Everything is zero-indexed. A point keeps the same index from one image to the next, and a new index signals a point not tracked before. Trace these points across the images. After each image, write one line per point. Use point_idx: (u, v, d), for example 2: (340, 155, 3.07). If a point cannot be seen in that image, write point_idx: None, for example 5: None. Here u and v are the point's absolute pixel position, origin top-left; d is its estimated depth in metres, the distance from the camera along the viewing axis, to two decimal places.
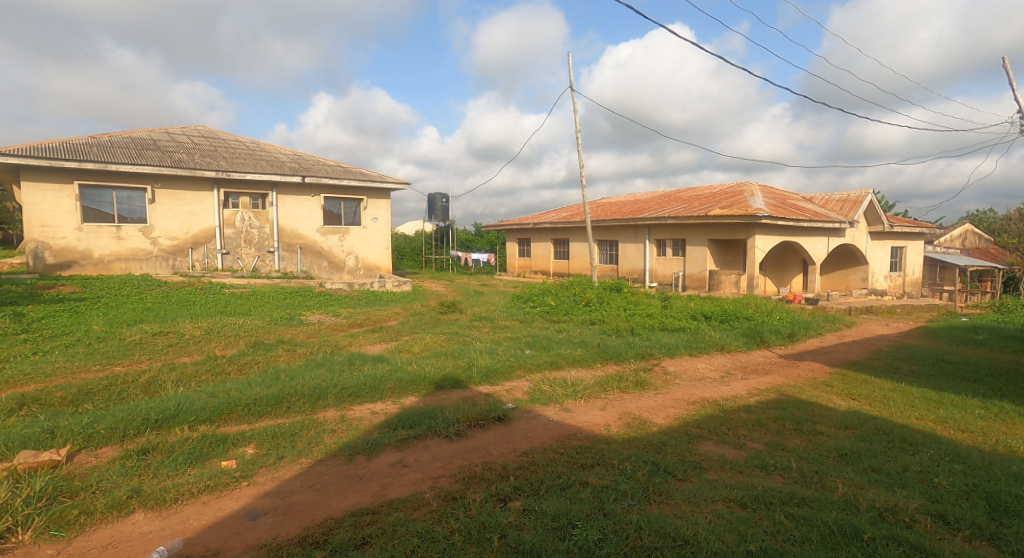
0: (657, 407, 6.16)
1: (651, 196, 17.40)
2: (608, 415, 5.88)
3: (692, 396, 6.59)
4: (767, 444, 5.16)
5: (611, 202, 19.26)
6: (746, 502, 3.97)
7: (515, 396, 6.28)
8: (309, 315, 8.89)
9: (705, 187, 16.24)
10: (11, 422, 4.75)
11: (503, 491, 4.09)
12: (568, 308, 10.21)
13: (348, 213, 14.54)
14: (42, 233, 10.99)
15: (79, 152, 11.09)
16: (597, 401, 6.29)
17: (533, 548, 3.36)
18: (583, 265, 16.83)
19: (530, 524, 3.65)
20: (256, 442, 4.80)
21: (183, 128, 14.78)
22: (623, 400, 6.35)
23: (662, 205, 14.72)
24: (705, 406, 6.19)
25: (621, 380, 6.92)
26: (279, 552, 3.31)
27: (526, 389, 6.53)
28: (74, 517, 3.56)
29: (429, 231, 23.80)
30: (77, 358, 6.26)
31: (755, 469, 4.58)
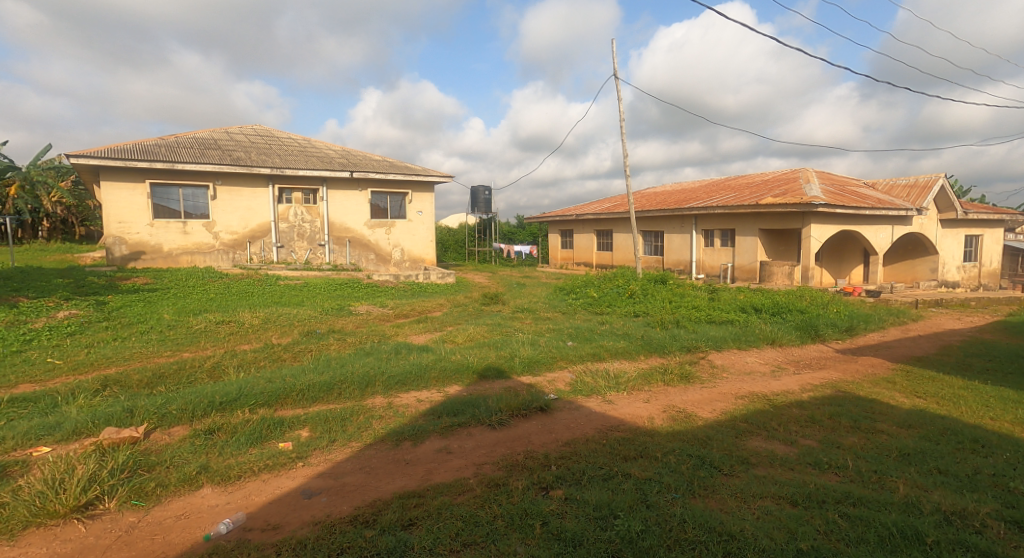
0: (703, 400, 6.07)
1: (698, 185, 16.95)
2: (651, 407, 5.84)
3: (741, 390, 6.44)
4: (821, 441, 5.00)
5: (657, 191, 18.84)
6: (798, 499, 3.88)
7: (557, 386, 6.35)
8: (358, 306, 9.25)
9: (757, 174, 15.64)
10: (96, 401, 5.23)
11: (545, 479, 4.17)
12: (611, 300, 10.13)
13: (394, 206, 14.92)
14: (120, 229, 11.89)
15: (150, 152, 11.89)
16: (641, 393, 6.26)
17: (575, 536, 3.44)
18: (627, 256, 16.62)
19: (572, 513, 3.71)
20: (310, 425, 5.09)
21: (241, 127, 15.54)
22: (668, 393, 6.29)
23: (711, 194, 14.28)
24: (754, 401, 6.05)
25: (666, 372, 6.84)
26: (333, 529, 3.52)
27: (569, 380, 6.56)
28: (152, 489, 3.91)
29: (474, 222, 24.02)
30: (151, 344, 6.80)
31: (807, 466, 4.46)
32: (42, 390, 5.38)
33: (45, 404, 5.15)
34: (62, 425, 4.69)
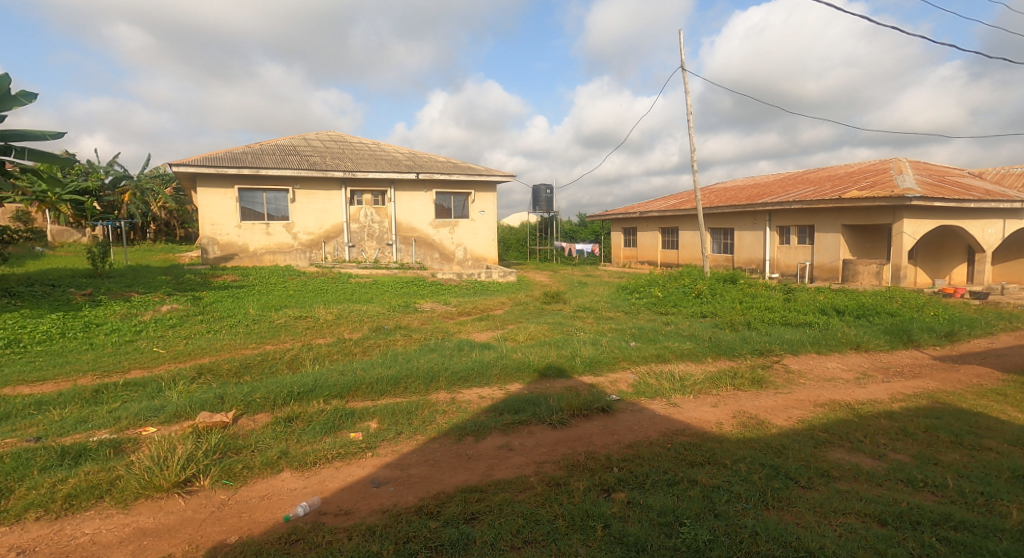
0: (778, 407, 5.74)
1: (773, 179, 16.05)
2: (720, 412, 5.60)
3: (821, 397, 6.03)
4: (914, 456, 4.58)
5: (728, 186, 18.06)
6: (887, 519, 3.59)
7: (619, 387, 6.23)
8: (423, 303, 9.55)
9: (840, 166, 14.58)
10: (193, 387, 5.77)
11: (607, 481, 4.11)
12: (676, 299, 9.82)
13: (458, 206, 15.27)
14: (213, 230, 12.95)
15: (238, 160, 12.89)
16: (709, 397, 6.01)
17: (638, 541, 3.37)
18: (694, 255, 16.05)
19: (635, 517, 3.64)
20: (379, 417, 5.32)
21: (317, 133, 16.47)
22: (737, 398, 6.00)
23: (787, 188, 13.46)
24: (836, 410, 5.63)
25: (736, 376, 6.52)
26: (399, 517, 3.66)
27: (632, 381, 6.43)
28: (239, 470, 4.24)
29: (536, 221, 24.03)
30: (239, 336, 7.39)
31: (898, 483, 4.10)
32: (147, 376, 5.98)
33: (150, 388, 5.72)
34: (165, 408, 5.17)
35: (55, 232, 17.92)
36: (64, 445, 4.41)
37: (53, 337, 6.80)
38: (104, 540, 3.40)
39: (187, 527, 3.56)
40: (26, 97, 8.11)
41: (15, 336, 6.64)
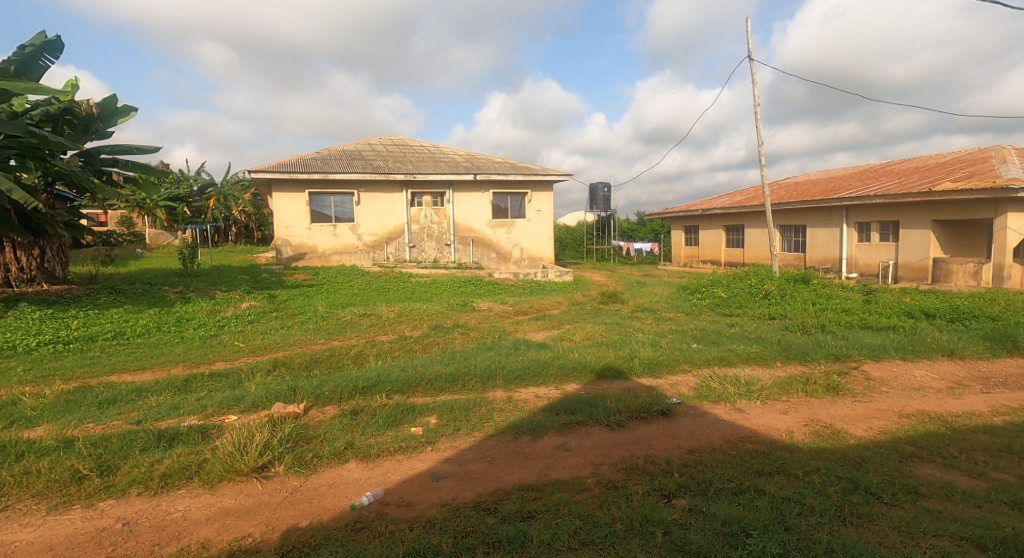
0: (856, 417, 5.06)
1: (852, 171, 14.95)
2: (790, 420, 4.87)
3: (906, 407, 5.39)
4: (1023, 477, 3.98)
5: (799, 181, 17.06)
6: (987, 544, 3.06)
7: (680, 390, 5.60)
8: (480, 302, 9.69)
9: (931, 156, 13.37)
10: (269, 378, 6.03)
11: (668, 486, 3.56)
12: (741, 300, 9.39)
13: (514, 206, 15.37)
14: (286, 233, 13.73)
15: (307, 166, 13.60)
16: (778, 404, 5.31)
17: (702, 551, 2.95)
18: (760, 254, 15.31)
19: (698, 525, 3.17)
20: (438, 413, 4.85)
21: (379, 138, 17.08)
22: (809, 405, 5.31)
23: (866, 181, 12.50)
24: (925, 422, 4.99)
25: (807, 382, 5.83)
26: (457, 513, 3.29)
27: (693, 385, 5.78)
28: (310, 458, 3.92)
29: (593, 220, 23.68)
30: (309, 332, 7.82)
31: (1001, 506, 3.49)
32: (230, 366, 6.35)
33: (232, 379, 5.93)
34: (246, 399, 5.12)
35: (150, 235, 19.58)
36: (162, 428, 4.24)
37: (150, 330, 7.39)
38: (193, 517, 3.25)
39: (264, 509, 3.34)
40: (128, 110, 8.97)
41: (119, 328, 7.26)
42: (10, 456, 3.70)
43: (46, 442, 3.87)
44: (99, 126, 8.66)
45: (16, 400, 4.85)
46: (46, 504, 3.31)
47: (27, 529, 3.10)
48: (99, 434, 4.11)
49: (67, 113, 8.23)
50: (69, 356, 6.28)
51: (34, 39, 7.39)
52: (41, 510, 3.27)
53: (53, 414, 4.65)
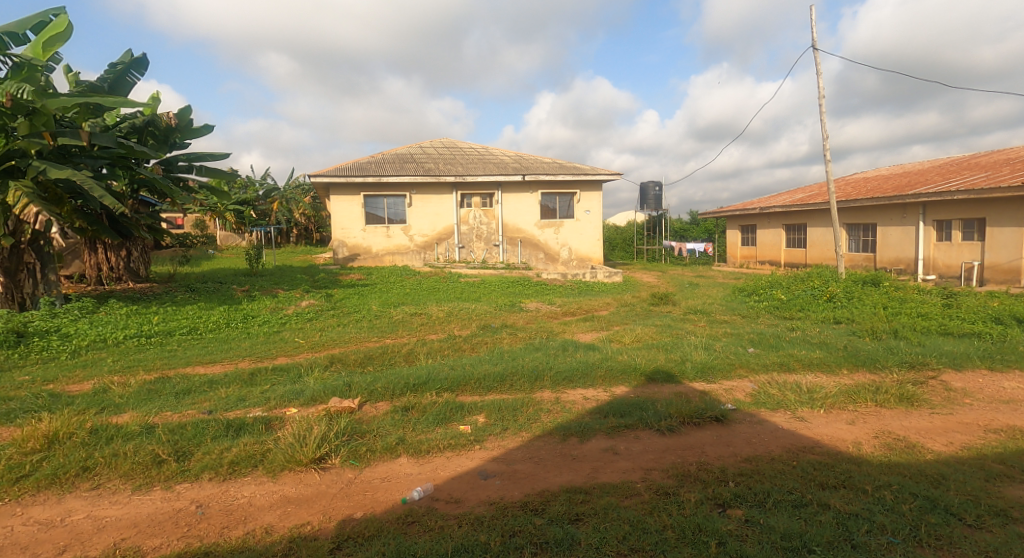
0: (935, 430, 4.43)
1: (928, 166, 13.96)
2: (858, 431, 4.39)
3: (994, 422, 4.65)
4: None
5: (868, 176, 16.10)
6: None
7: (735, 396, 5.19)
8: (528, 303, 9.69)
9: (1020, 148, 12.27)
10: (326, 373, 6.24)
11: (722, 495, 3.39)
12: (802, 303, 8.94)
13: (563, 206, 15.27)
14: (342, 234, 14.21)
15: (363, 169, 14.03)
16: (844, 414, 4.75)
17: None
18: (824, 254, 14.61)
19: (755, 537, 3.00)
20: (486, 412, 4.87)
21: (431, 141, 17.41)
22: (880, 416, 4.71)
23: (945, 176, 11.66)
24: (1017, 439, 4.28)
25: (877, 391, 5.17)
26: (504, 512, 3.29)
27: (749, 391, 5.37)
28: (364, 452, 3.99)
29: (643, 220, 23.25)
30: (363, 330, 8.05)
31: None
32: (291, 362, 6.59)
33: (293, 373, 6.19)
34: (304, 392, 5.30)
35: (222, 236, 20.49)
36: (229, 418, 4.42)
37: (221, 326, 7.83)
38: (258, 503, 3.35)
39: (322, 499, 3.42)
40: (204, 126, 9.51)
41: (193, 324, 7.72)
42: (99, 438, 3.92)
43: (131, 427, 4.09)
44: (178, 139, 9.12)
45: (105, 388, 5.23)
46: (131, 484, 3.48)
47: (115, 506, 3.26)
48: (175, 423, 4.32)
49: (150, 126, 8.82)
50: (151, 349, 6.71)
51: (124, 55, 8.08)
52: (126, 489, 3.43)
53: (137, 402, 4.96)
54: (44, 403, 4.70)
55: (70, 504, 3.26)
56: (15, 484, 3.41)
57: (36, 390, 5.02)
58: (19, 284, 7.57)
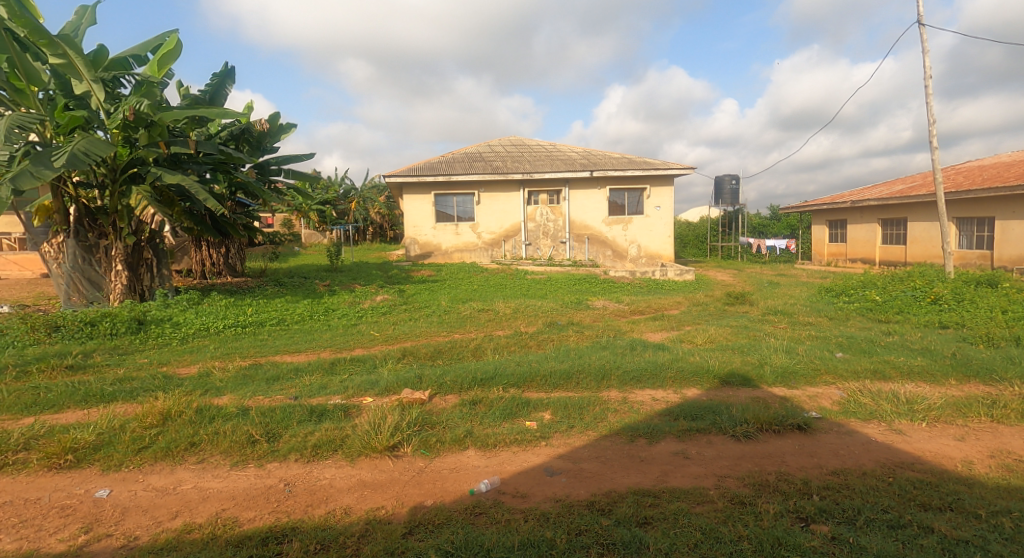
0: None
1: None
2: (969, 448, 3.98)
3: None
4: None
5: (980, 165, 14.62)
6: None
7: (820, 404, 4.87)
8: (595, 301, 9.55)
9: None
10: (398, 365, 6.42)
11: (805, 508, 3.18)
12: (900, 305, 8.24)
13: (632, 202, 14.94)
14: (414, 232, 14.59)
15: (433, 169, 14.35)
16: (951, 428, 4.33)
17: None
18: (928, 251, 13.46)
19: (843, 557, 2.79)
20: (552, 409, 4.83)
21: (499, 140, 17.55)
22: (995, 433, 4.24)
23: None
24: None
25: (993, 405, 4.67)
26: (570, 510, 3.25)
27: (837, 398, 5.02)
28: (434, 442, 4.07)
29: (717, 216, 22.37)
30: (433, 325, 8.22)
31: None
32: (367, 353, 6.82)
33: (368, 364, 6.42)
34: (379, 383, 5.47)
35: (305, 234, 21.60)
36: (312, 405, 4.64)
37: (304, 318, 8.25)
38: (338, 485, 3.49)
39: (395, 485, 3.51)
40: (291, 127, 10.09)
41: (281, 315, 8.19)
42: (203, 417, 4.22)
43: (228, 408, 4.39)
44: (268, 143, 9.82)
45: (208, 372, 5.65)
46: (229, 460, 3.73)
47: (216, 479, 3.51)
48: (266, 406, 4.59)
49: (245, 133, 9.44)
50: (245, 338, 7.17)
51: (221, 73, 8.73)
52: (226, 465, 3.67)
53: (234, 386, 5.31)
54: (159, 384, 5.13)
55: (181, 474, 3.53)
56: (137, 454, 3.73)
57: (152, 372, 5.51)
58: (140, 278, 8.28)
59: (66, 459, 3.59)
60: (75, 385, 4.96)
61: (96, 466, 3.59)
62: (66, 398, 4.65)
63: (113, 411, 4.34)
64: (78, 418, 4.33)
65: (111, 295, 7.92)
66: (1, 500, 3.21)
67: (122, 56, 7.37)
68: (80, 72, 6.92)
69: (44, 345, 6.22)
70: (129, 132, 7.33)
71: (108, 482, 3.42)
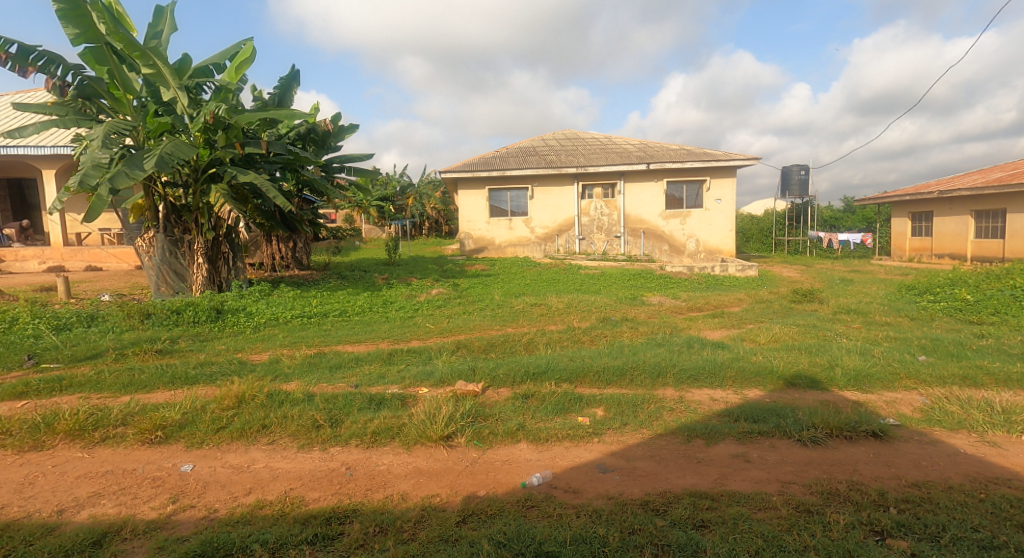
0: None
1: None
2: None
3: None
4: None
5: None
6: None
7: (899, 410, 4.55)
8: (650, 296, 9.34)
9: None
10: (452, 357, 6.50)
11: (880, 521, 2.98)
12: (995, 306, 7.60)
13: (691, 195, 14.49)
14: (468, 227, 14.74)
15: (488, 164, 14.42)
16: None
17: None
18: None
19: None
20: (605, 405, 4.74)
21: (553, 134, 17.42)
22: None
23: None
24: None
25: None
26: (623, 508, 3.18)
27: (919, 405, 4.67)
28: (487, 434, 4.08)
29: (783, 209, 21.38)
30: (486, 319, 8.27)
31: None
32: (423, 345, 6.93)
33: (424, 355, 6.52)
34: (434, 374, 5.55)
35: (366, 229, 22.29)
36: (371, 393, 4.76)
37: (364, 310, 8.49)
38: (396, 471, 3.56)
39: (450, 474, 3.54)
40: (354, 127, 10.37)
41: (343, 307, 8.46)
42: (274, 401, 4.40)
43: (295, 394, 4.56)
44: (331, 141, 10.12)
45: (277, 359, 5.92)
46: (296, 442, 3.88)
47: (285, 460, 3.66)
48: (329, 393, 4.74)
49: (312, 133, 9.77)
50: (310, 328, 7.45)
51: (288, 76, 9.07)
52: (293, 447, 3.83)
53: (301, 372, 5.54)
54: (234, 368, 5.43)
55: (254, 454, 3.71)
56: (216, 433, 3.94)
57: (228, 357, 5.84)
58: (218, 270, 8.71)
59: (156, 435, 3.84)
60: (162, 367, 5.30)
61: (181, 443, 3.82)
62: (156, 379, 4.97)
63: (195, 393, 4.61)
64: (165, 398, 4.62)
65: (194, 285, 8.42)
66: (103, 468, 3.46)
67: (205, 63, 7.76)
68: (167, 81, 7.33)
69: (138, 331, 6.66)
70: (209, 134, 7.71)
71: (191, 458, 3.63)
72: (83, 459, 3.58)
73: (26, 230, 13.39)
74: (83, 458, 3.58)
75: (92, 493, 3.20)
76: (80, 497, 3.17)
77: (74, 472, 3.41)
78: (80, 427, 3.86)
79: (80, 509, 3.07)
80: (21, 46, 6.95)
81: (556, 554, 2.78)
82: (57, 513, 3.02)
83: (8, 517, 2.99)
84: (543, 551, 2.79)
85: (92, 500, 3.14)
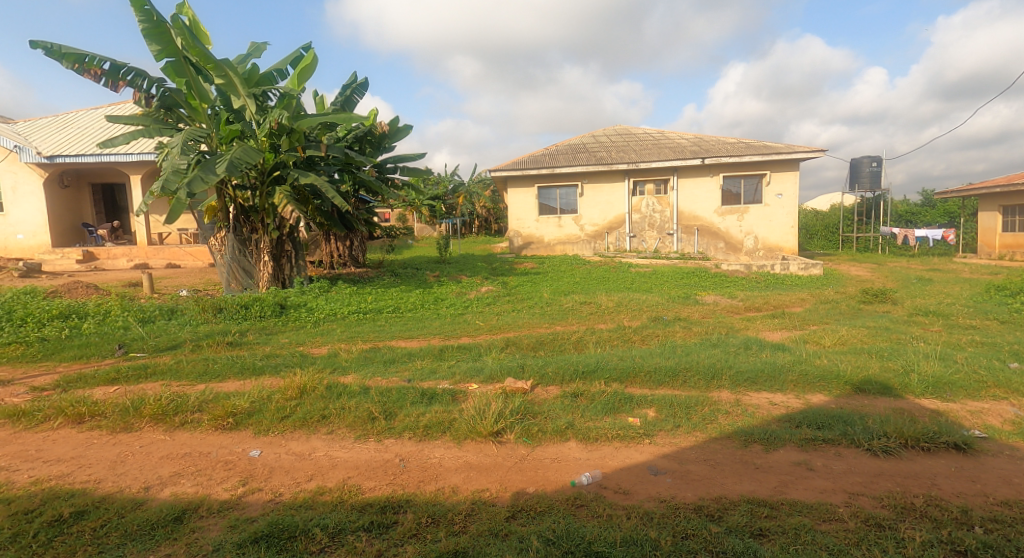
0: None
1: None
2: None
3: None
4: None
5: None
6: None
7: (985, 422, 4.20)
8: (705, 296, 9.06)
9: None
10: (501, 354, 6.50)
11: (963, 540, 2.75)
12: None
13: (749, 190, 13.96)
14: (517, 225, 14.74)
15: (538, 161, 14.38)
16: None
17: None
18: None
19: None
20: (657, 406, 4.61)
21: (603, 130, 17.18)
22: None
23: None
24: None
25: None
26: (676, 512, 3.07)
27: (1009, 417, 4.30)
28: (536, 431, 4.04)
29: (852, 204, 20.26)
30: (535, 316, 8.23)
31: None
32: (473, 342, 6.97)
33: (474, 352, 6.55)
34: (483, 371, 5.55)
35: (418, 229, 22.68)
36: (423, 388, 4.81)
37: (416, 306, 8.63)
38: (447, 464, 3.58)
39: (500, 470, 3.53)
40: (408, 128, 10.56)
41: (396, 303, 8.63)
42: (332, 393, 4.51)
43: (351, 387, 4.67)
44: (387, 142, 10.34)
45: (335, 352, 6.09)
46: (353, 433, 3.97)
47: (343, 449, 3.74)
48: (382, 386, 4.83)
49: (369, 135, 10.01)
50: (365, 323, 7.64)
51: (353, 82, 9.33)
52: (350, 437, 3.91)
53: (357, 366, 5.69)
54: (296, 360, 5.63)
55: (314, 443, 3.82)
56: (281, 421, 4.08)
57: (290, 350, 6.06)
58: (281, 267, 9.07)
59: (228, 421, 4.01)
60: (231, 358, 5.57)
61: (250, 429, 3.97)
62: (226, 369, 5.20)
63: (261, 383, 4.80)
64: (235, 387, 4.83)
65: (260, 281, 8.82)
66: (182, 451, 3.65)
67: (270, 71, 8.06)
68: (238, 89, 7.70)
69: (211, 323, 7.01)
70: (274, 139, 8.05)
71: (259, 444, 3.77)
72: (166, 441, 3.79)
73: (116, 230, 14.39)
74: (165, 440, 3.79)
75: (173, 472, 3.38)
76: (163, 475, 3.34)
77: (158, 453, 3.61)
78: (162, 412, 4.10)
79: (163, 487, 3.23)
80: (113, 62, 7.43)
81: (606, 554, 2.71)
82: (144, 490, 3.19)
83: (103, 490, 3.18)
84: (594, 551, 2.73)
85: (174, 479, 3.31)
